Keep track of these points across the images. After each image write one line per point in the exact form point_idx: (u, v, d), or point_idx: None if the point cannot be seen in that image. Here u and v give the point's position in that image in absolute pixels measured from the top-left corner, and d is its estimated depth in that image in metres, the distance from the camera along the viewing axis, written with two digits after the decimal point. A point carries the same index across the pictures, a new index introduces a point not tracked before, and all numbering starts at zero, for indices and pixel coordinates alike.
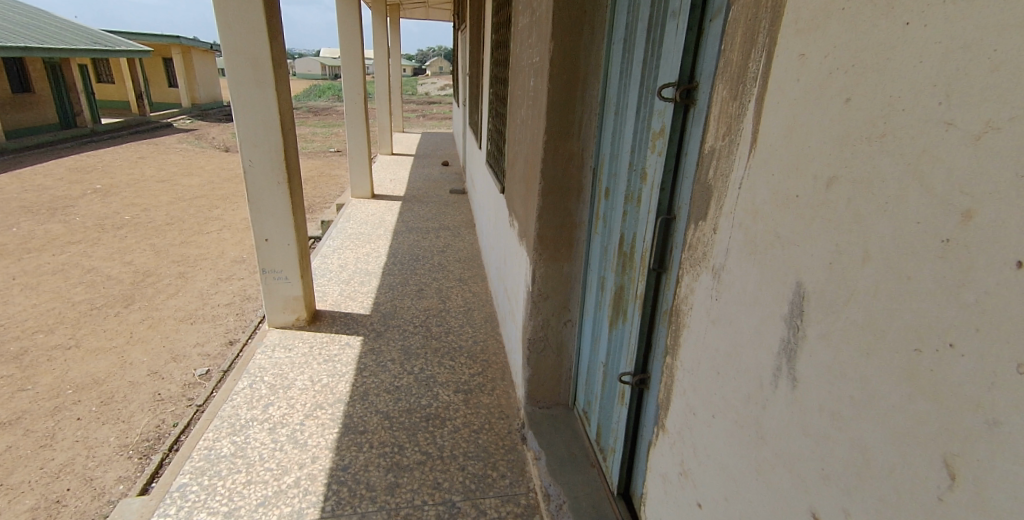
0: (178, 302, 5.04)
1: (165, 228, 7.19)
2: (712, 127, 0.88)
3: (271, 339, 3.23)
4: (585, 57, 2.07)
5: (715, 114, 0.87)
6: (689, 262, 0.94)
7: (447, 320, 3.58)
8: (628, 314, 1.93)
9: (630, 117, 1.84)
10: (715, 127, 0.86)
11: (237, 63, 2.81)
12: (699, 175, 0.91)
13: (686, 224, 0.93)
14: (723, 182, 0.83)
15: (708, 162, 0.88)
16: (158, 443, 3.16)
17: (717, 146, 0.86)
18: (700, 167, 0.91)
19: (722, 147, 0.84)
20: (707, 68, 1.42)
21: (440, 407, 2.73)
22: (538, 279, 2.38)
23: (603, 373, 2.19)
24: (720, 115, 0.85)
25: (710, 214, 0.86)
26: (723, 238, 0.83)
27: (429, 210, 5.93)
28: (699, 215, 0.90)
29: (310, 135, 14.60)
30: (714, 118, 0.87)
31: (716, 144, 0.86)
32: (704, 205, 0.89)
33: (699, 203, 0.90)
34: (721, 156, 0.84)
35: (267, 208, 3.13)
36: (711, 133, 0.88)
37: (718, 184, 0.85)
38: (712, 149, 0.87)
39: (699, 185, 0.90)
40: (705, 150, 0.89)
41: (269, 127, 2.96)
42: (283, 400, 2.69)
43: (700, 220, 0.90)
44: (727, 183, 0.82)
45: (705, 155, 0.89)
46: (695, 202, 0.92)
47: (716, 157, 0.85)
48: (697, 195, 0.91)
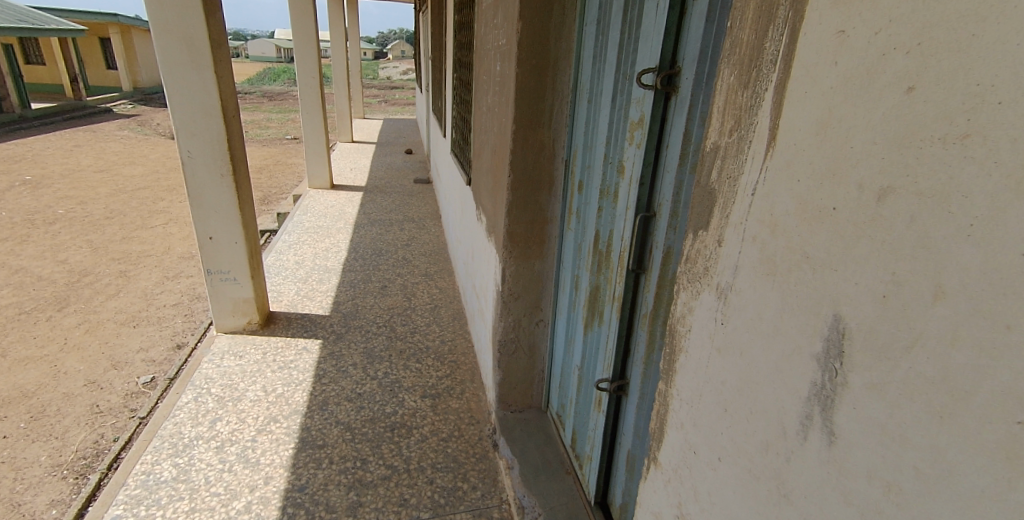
0: (119, 304, 4.80)
1: (103, 223, 6.78)
2: (712, 120, 0.74)
3: (220, 346, 3.01)
4: (555, 41, 1.92)
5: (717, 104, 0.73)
6: (687, 277, 0.81)
7: (412, 319, 3.43)
8: (604, 317, 1.81)
9: (605, 106, 1.70)
10: (718, 118, 0.72)
11: (169, 44, 2.56)
12: (698, 175, 0.77)
13: (684, 234, 0.80)
14: (732, 186, 0.70)
15: (711, 162, 0.74)
16: (96, 460, 2.95)
17: (721, 142, 0.72)
18: (701, 167, 0.77)
19: (727, 144, 0.70)
20: (691, 52, 1.29)
21: (406, 415, 2.59)
22: (508, 278, 2.24)
23: (578, 376, 2.08)
24: (725, 105, 0.71)
25: (716, 223, 0.73)
26: (731, 252, 0.70)
27: (391, 201, 5.71)
28: (700, 224, 0.77)
29: (267, 122, 14.03)
30: (716, 109, 0.73)
31: (721, 139, 0.72)
32: (706, 211, 0.75)
33: (699, 209, 0.77)
34: (728, 154, 0.70)
35: (210, 204, 2.89)
36: (713, 126, 0.74)
37: (724, 187, 0.71)
38: (713, 146, 0.74)
39: (700, 188, 0.77)
40: (706, 147, 0.75)
41: (209, 114, 2.71)
42: (232, 414, 2.49)
43: (702, 229, 0.77)
44: (735, 188, 0.69)
45: (706, 153, 0.76)
46: (694, 207, 0.78)
47: (721, 155, 0.72)
48: (697, 200, 0.78)
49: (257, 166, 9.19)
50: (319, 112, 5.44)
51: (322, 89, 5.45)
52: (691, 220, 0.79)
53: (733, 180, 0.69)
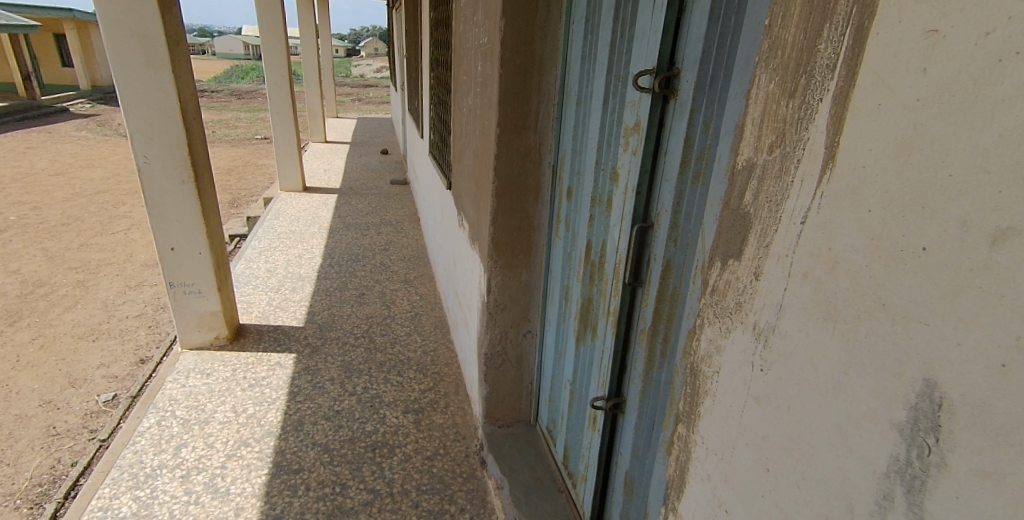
0: (77, 316, 4.81)
1: (59, 229, 6.55)
2: (745, 132, 0.64)
3: (185, 364, 2.87)
4: (541, 39, 1.81)
5: (751, 112, 0.63)
6: (713, 311, 0.71)
7: (392, 328, 3.29)
8: (597, 331, 1.72)
9: (596, 109, 1.59)
10: (755, 131, 0.62)
11: (122, 42, 2.38)
12: (728, 194, 0.67)
13: (710, 261, 0.70)
14: (775, 211, 0.59)
15: (744, 181, 0.64)
16: (53, 488, 2.86)
17: (759, 158, 0.61)
18: (731, 187, 0.66)
19: (767, 161, 0.60)
20: (691, 52, 1.19)
21: (388, 433, 2.48)
22: (494, 289, 2.13)
23: (569, 391, 1.98)
24: (764, 114, 0.60)
25: (752, 253, 0.63)
26: (772, 288, 0.60)
27: (367, 203, 5.54)
28: (731, 251, 0.66)
29: (235, 121, 13.64)
30: (752, 119, 0.62)
31: (759, 155, 0.61)
32: (740, 237, 0.65)
33: (731, 234, 0.66)
34: (768, 173, 0.60)
35: (171, 213, 2.72)
36: (748, 140, 0.63)
37: (762, 211, 0.61)
38: (748, 163, 0.63)
39: (732, 210, 0.66)
40: (738, 163, 0.65)
41: (166, 117, 2.54)
42: (198, 438, 2.41)
43: (733, 257, 0.66)
44: (778, 214, 0.59)
45: (738, 167, 0.65)
46: (723, 232, 0.68)
47: (760, 173, 0.61)
48: (727, 222, 0.67)
49: (224, 167, 8.90)
50: (288, 112, 5.25)
51: (292, 88, 5.25)
52: (720, 244, 0.69)
53: (776, 203, 0.59)
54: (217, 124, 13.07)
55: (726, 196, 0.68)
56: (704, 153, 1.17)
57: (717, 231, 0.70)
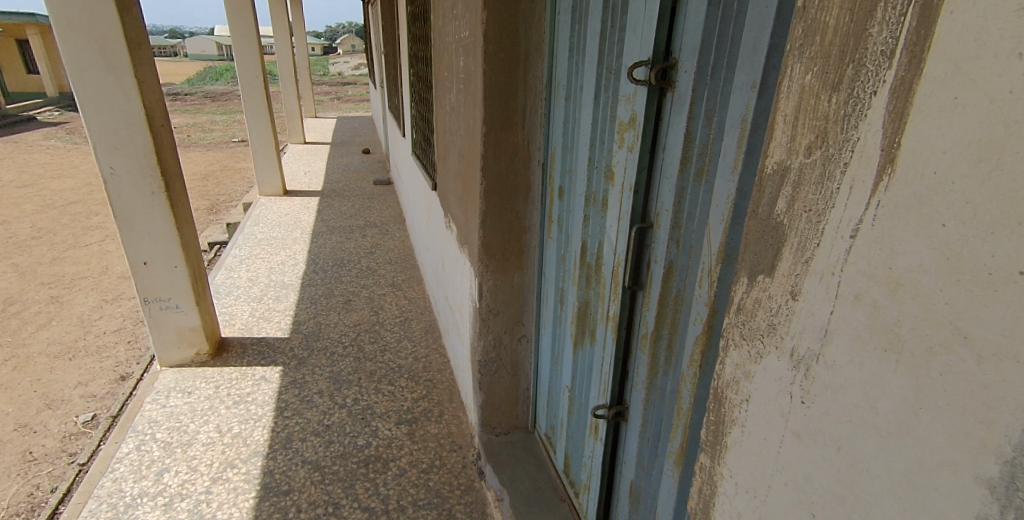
0: (52, 333, 4.83)
1: (31, 244, 6.51)
2: (777, 130, 0.56)
3: (165, 383, 2.76)
4: (525, 32, 1.72)
5: (782, 108, 0.55)
6: (741, 332, 0.62)
7: (381, 335, 3.20)
8: (596, 336, 1.64)
9: (586, 104, 1.51)
10: (787, 130, 0.54)
11: (79, 47, 2.25)
12: (755, 200, 0.59)
13: (736, 277, 0.62)
14: (815, 221, 0.51)
15: (776, 187, 0.56)
16: (32, 515, 2.91)
17: (794, 159, 0.53)
18: (761, 193, 0.58)
19: (805, 164, 0.52)
20: (689, 41, 1.11)
21: (381, 447, 2.39)
22: (485, 294, 2.04)
23: (568, 398, 1.91)
24: (798, 111, 0.52)
25: (787, 269, 0.55)
26: (814, 310, 0.52)
27: (350, 205, 5.42)
28: (761, 265, 0.58)
29: (210, 124, 13.35)
30: (783, 117, 0.54)
31: (795, 156, 0.53)
32: (772, 250, 0.57)
33: (760, 246, 0.58)
34: (805, 178, 0.52)
35: (141, 226, 2.59)
36: (779, 139, 0.55)
37: (798, 221, 0.53)
38: (780, 165, 0.55)
39: (762, 219, 0.58)
40: (767, 167, 0.57)
41: (131, 124, 2.41)
42: (181, 462, 2.30)
43: (763, 272, 0.58)
44: (821, 226, 0.50)
45: (766, 172, 0.58)
46: (751, 244, 0.60)
47: (795, 176, 0.53)
48: (755, 234, 0.59)
49: (202, 172, 8.71)
50: (264, 114, 5.10)
51: (267, 89, 5.10)
52: (747, 258, 0.61)
53: (817, 212, 0.51)
54: (193, 128, 12.83)
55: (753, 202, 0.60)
56: (707, 147, 1.09)
57: (744, 241, 0.62)
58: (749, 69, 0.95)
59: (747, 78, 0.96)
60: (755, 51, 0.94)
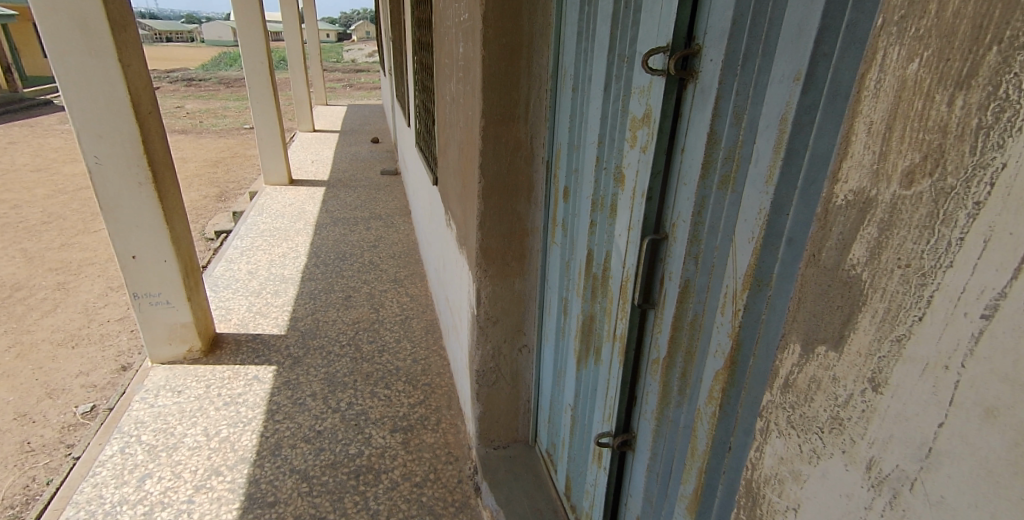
0: (56, 321, 4.79)
1: (42, 228, 6.51)
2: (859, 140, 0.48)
3: (155, 381, 2.65)
4: (529, 14, 1.54)
5: (866, 108, 0.47)
6: (797, 418, 0.55)
7: (380, 334, 3.06)
8: (602, 355, 1.49)
9: (594, 97, 1.34)
10: (876, 146, 0.46)
11: (59, 27, 2.11)
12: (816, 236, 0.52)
13: (795, 334, 0.54)
14: (916, 283, 0.44)
15: (852, 223, 0.48)
16: (25, 508, 2.85)
17: (880, 189, 0.46)
18: (824, 244, 0.51)
19: (903, 202, 0.44)
20: (716, 22, 0.93)
21: (373, 457, 2.26)
22: (483, 301, 1.89)
23: (570, 417, 1.76)
24: (894, 117, 0.44)
25: (864, 345, 0.48)
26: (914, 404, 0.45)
27: (356, 196, 5.29)
28: (821, 334, 0.51)
29: (223, 110, 13.29)
30: (866, 119, 0.47)
31: (881, 184, 0.45)
32: (841, 316, 0.49)
33: (821, 306, 0.51)
34: (899, 218, 0.44)
35: (129, 219, 2.47)
36: (859, 143, 0.48)
37: (888, 280, 0.45)
38: (861, 191, 0.47)
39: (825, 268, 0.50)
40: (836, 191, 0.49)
41: (115, 112, 2.28)
42: (165, 468, 2.19)
43: (823, 342, 0.51)
44: (934, 289, 0.42)
45: (832, 203, 0.50)
46: (806, 300, 0.52)
47: (889, 206, 0.45)
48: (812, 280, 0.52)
49: (212, 160, 8.64)
50: (270, 101, 4.97)
51: (273, 75, 4.96)
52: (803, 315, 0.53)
53: (920, 270, 0.43)
54: (206, 114, 12.78)
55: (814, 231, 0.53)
56: (734, 150, 0.93)
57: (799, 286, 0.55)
58: (792, 58, 0.77)
59: (787, 67, 0.78)
60: (799, 34, 0.75)
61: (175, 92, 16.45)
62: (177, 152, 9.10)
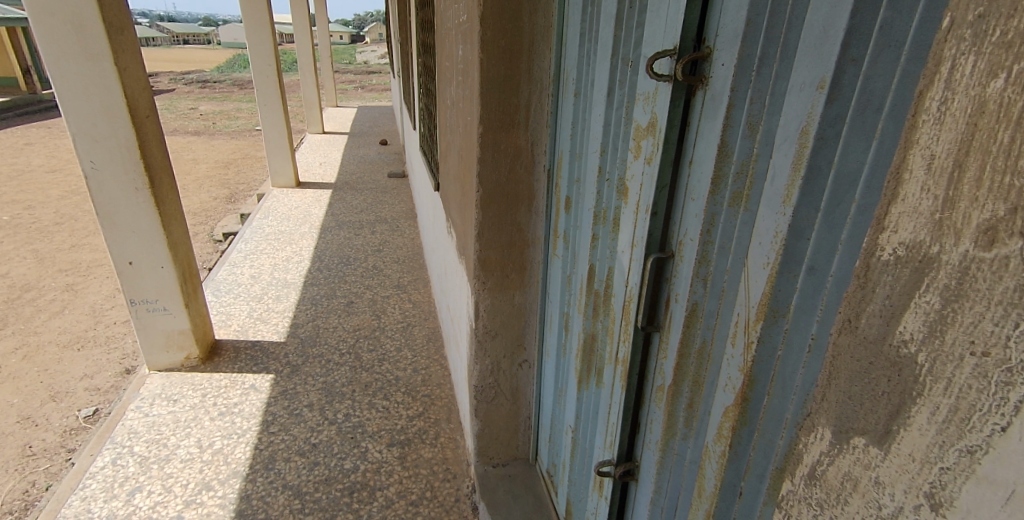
0: (64, 322, 4.79)
1: (53, 229, 6.54)
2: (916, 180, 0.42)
3: (151, 389, 2.58)
4: (530, 15, 1.46)
5: (926, 137, 0.42)
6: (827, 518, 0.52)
7: (381, 342, 2.99)
8: (604, 377, 1.40)
9: (597, 104, 1.25)
10: (936, 197, 0.40)
11: (54, 29, 2.07)
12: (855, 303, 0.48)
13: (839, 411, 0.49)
14: (991, 380, 0.38)
15: (907, 286, 0.43)
16: (24, 513, 2.82)
17: (945, 247, 0.40)
18: (865, 318, 0.46)
19: (979, 266, 0.37)
20: (728, 23, 0.84)
21: (368, 473, 2.18)
22: (482, 314, 1.80)
23: (571, 438, 1.68)
24: (962, 159, 0.39)
25: (918, 449, 0.43)
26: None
27: (362, 199, 5.23)
28: (859, 425, 0.47)
29: (236, 112, 13.37)
30: (924, 151, 0.42)
31: (945, 240, 0.40)
32: (888, 405, 0.45)
33: (860, 390, 0.47)
34: (968, 288, 0.38)
35: (126, 224, 2.42)
36: (913, 187, 0.43)
37: (956, 370, 0.40)
38: (920, 242, 0.41)
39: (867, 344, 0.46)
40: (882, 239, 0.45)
41: (111, 116, 2.23)
42: (156, 481, 2.11)
43: (862, 434, 0.47)
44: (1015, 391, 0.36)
45: (877, 257, 0.46)
46: (841, 378, 0.49)
47: (957, 268, 0.39)
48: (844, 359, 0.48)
49: (223, 161, 8.66)
50: (278, 103, 4.93)
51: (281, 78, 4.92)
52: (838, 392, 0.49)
53: (1000, 359, 0.37)
54: (219, 115, 12.85)
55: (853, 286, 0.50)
56: (744, 167, 0.84)
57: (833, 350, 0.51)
58: (814, 64, 0.68)
59: (809, 74, 0.69)
60: (824, 35, 0.66)
61: (190, 94, 16.60)
62: (189, 153, 9.14)
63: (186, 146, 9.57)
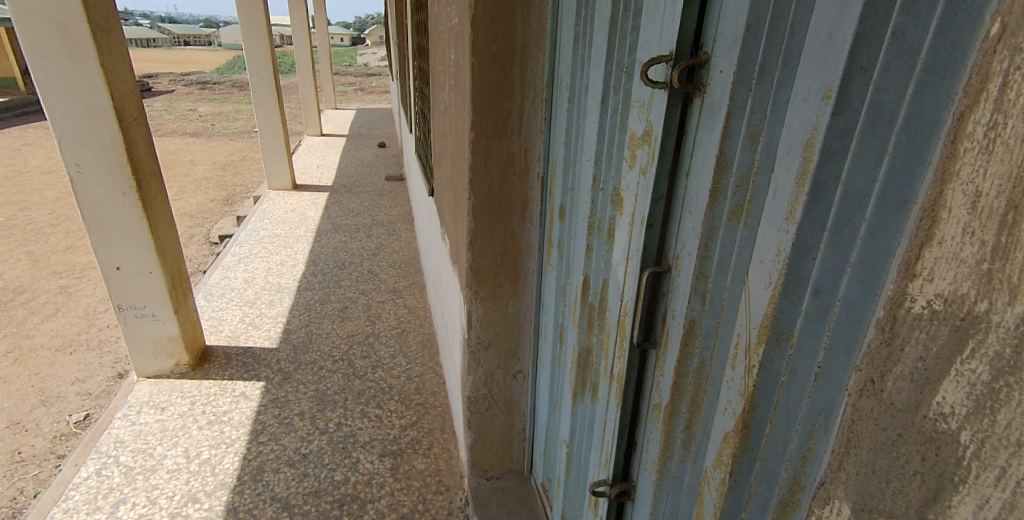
0: (56, 325, 4.74)
1: (48, 231, 6.50)
2: (948, 234, 0.46)
3: (139, 396, 2.53)
4: (523, 18, 1.41)
5: (961, 187, 0.46)
6: None
7: (375, 348, 2.94)
8: (599, 393, 1.35)
9: (592, 110, 1.20)
10: (961, 269, 0.44)
11: (38, 31, 2.02)
12: (882, 359, 0.52)
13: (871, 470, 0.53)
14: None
15: (935, 353, 0.46)
16: None
17: (986, 307, 0.43)
18: (894, 382, 0.50)
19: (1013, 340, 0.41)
20: (727, 27, 0.79)
21: (359, 485, 2.13)
22: (475, 324, 1.75)
23: (565, 453, 1.63)
24: (994, 233, 0.42)
25: None
26: None
27: (359, 202, 5.19)
28: (886, 507, 0.51)
29: (235, 113, 13.33)
30: (969, 188, 0.44)
31: (987, 298, 0.43)
32: (922, 484, 0.48)
33: (884, 461, 0.51)
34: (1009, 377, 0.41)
35: (113, 229, 2.37)
36: (954, 226, 0.46)
37: (1002, 452, 0.42)
38: (953, 299, 0.45)
39: (897, 410, 0.50)
40: (910, 292, 0.49)
41: (97, 120, 2.18)
42: (141, 493, 2.06)
43: (888, 515, 0.51)
44: None
45: (905, 310, 0.50)
46: (874, 449, 0.52)
47: (1010, 337, 0.41)
48: (871, 410, 0.52)
49: (220, 163, 8.62)
50: (274, 105, 4.89)
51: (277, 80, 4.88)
52: (869, 442, 0.53)
53: None
54: (217, 116, 12.81)
55: (873, 338, 0.54)
56: (743, 180, 0.80)
57: (852, 408, 0.55)
58: (818, 73, 0.63)
59: (813, 84, 0.64)
60: (829, 42, 0.61)
61: (189, 95, 16.56)
62: (187, 154, 9.10)
63: (184, 148, 9.53)
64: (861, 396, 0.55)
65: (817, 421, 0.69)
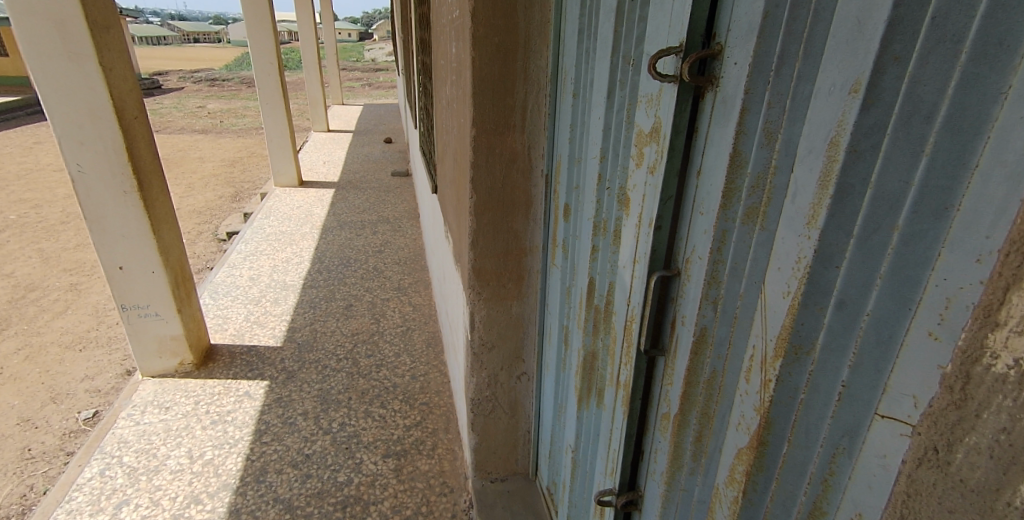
0: (66, 323, 4.76)
1: (59, 228, 6.52)
2: None
3: (143, 396, 2.50)
4: (525, 10, 1.36)
5: None
6: None
7: (379, 347, 2.91)
8: (605, 399, 1.30)
9: (597, 105, 1.15)
10: None
11: (37, 30, 1.99)
12: (950, 425, 0.44)
13: None
14: None
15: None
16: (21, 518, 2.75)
17: None
18: (965, 457, 0.43)
19: None
20: (742, 15, 0.73)
21: (362, 486, 2.08)
22: (478, 326, 1.70)
23: (570, 458, 1.58)
24: None
25: None
26: None
27: (365, 198, 5.16)
28: None
29: (243, 110, 13.37)
30: None
31: None
32: None
33: None
34: None
35: (115, 228, 2.35)
36: None
37: None
38: None
39: (969, 492, 0.42)
40: (988, 345, 0.41)
41: (97, 118, 2.15)
42: (144, 494, 2.01)
43: None
44: None
45: (980, 372, 0.42)
46: None
47: None
48: (935, 487, 0.45)
49: (229, 160, 8.63)
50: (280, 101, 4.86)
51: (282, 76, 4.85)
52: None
53: None
54: (225, 113, 12.84)
55: (936, 395, 0.46)
56: (757, 181, 0.74)
57: (908, 478, 0.47)
58: (845, 63, 0.57)
59: (839, 75, 0.58)
60: (858, 29, 0.55)
61: (198, 92, 16.62)
62: (195, 151, 9.12)
63: (193, 145, 9.55)
64: (916, 460, 0.47)
65: (841, 442, 0.64)
